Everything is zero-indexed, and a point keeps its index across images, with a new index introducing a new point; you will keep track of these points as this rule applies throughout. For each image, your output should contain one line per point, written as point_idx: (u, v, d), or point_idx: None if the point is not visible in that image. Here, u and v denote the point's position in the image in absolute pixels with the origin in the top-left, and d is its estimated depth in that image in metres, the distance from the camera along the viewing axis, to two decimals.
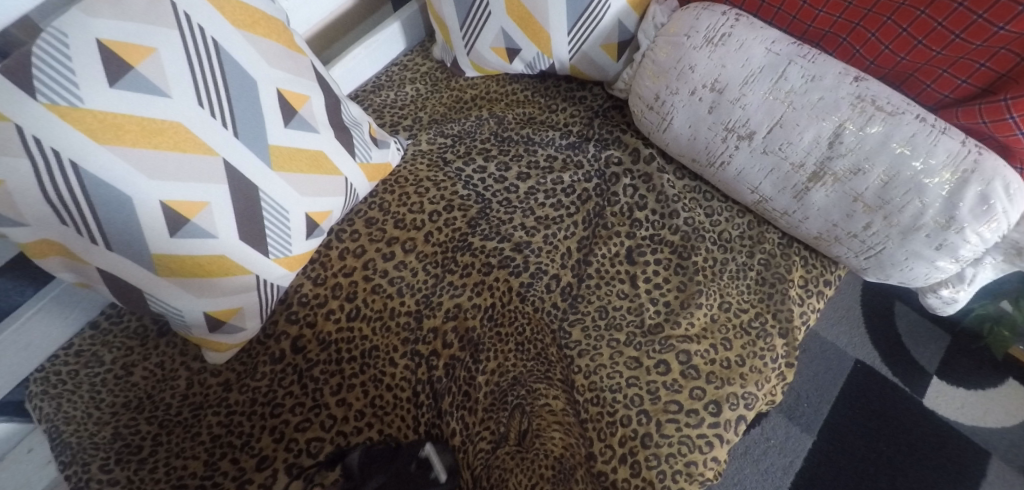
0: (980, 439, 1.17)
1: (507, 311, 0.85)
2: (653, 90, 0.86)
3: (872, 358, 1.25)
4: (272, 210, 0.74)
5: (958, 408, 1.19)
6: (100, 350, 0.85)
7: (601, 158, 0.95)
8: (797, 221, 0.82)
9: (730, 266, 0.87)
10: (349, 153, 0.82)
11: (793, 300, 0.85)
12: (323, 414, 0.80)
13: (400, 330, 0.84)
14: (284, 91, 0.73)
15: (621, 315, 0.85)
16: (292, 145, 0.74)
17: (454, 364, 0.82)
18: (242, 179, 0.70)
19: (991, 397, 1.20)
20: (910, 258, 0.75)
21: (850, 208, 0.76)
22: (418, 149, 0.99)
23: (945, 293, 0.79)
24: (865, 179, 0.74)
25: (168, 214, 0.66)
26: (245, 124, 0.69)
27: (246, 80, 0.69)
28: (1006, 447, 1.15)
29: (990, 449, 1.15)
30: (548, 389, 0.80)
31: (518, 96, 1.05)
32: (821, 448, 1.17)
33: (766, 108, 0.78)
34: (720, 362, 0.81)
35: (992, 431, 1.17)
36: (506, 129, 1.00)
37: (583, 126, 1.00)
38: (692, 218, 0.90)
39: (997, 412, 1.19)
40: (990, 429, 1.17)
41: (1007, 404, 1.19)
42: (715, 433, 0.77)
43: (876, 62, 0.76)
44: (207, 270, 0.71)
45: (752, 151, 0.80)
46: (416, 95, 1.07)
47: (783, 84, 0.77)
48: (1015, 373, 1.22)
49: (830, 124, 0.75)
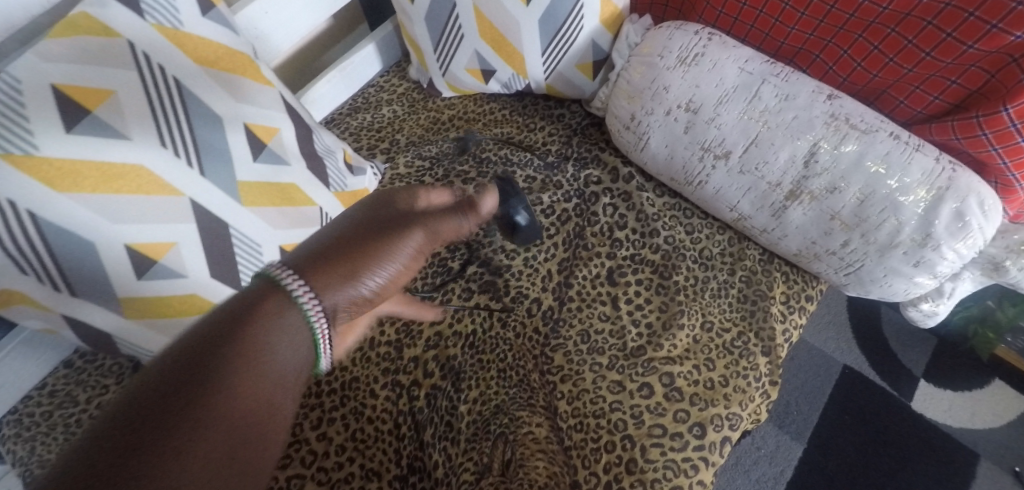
0: (969, 442, 1.16)
1: (488, 338, 0.85)
2: (629, 111, 0.86)
3: (860, 364, 1.24)
4: (243, 245, 0.72)
5: (947, 411, 1.19)
6: (74, 390, 0.83)
7: (580, 178, 0.95)
8: (777, 238, 0.81)
9: (711, 284, 0.87)
10: (323, 182, 0.81)
11: (775, 317, 0.84)
12: (304, 449, 0.78)
13: (380, 360, 0.84)
14: (251, 126, 0.73)
15: (603, 338, 0.84)
16: (261, 179, 0.73)
17: (435, 393, 0.82)
18: (210, 217, 0.69)
19: (980, 399, 1.19)
20: (890, 275, 0.74)
21: (828, 226, 0.75)
22: (395, 173, 0.97)
23: (925, 307, 0.79)
24: (841, 198, 0.73)
25: (134, 257, 0.64)
26: (211, 161, 0.68)
27: (211, 117, 0.69)
28: (995, 449, 1.15)
29: (979, 452, 1.15)
30: (530, 417, 0.78)
31: (496, 115, 1.05)
32: (811, 456, 1.16)
33: (740, 128, 0.77)
34: (703, 383, 0.81)
35: (981, 433, 1.16)
36: (484, 150, 0.99)
37: (561, 144, 0.99)
38: (672, 237, 0.89)
39: (986, 414, 1.18)
40: (979, 431, 1.17)
41: (996, 405, 1.18)
42: (701, 456, 0.77)
43: (849, 79, 0.76)
44: (178, 310, 0.69)
45: (728, 171, 0.80)
46: (393, 117, 1.07)
47: (756, 103, 0.76)
48: (1003, 374, 1.21)
49: (805, 143, 0.74)
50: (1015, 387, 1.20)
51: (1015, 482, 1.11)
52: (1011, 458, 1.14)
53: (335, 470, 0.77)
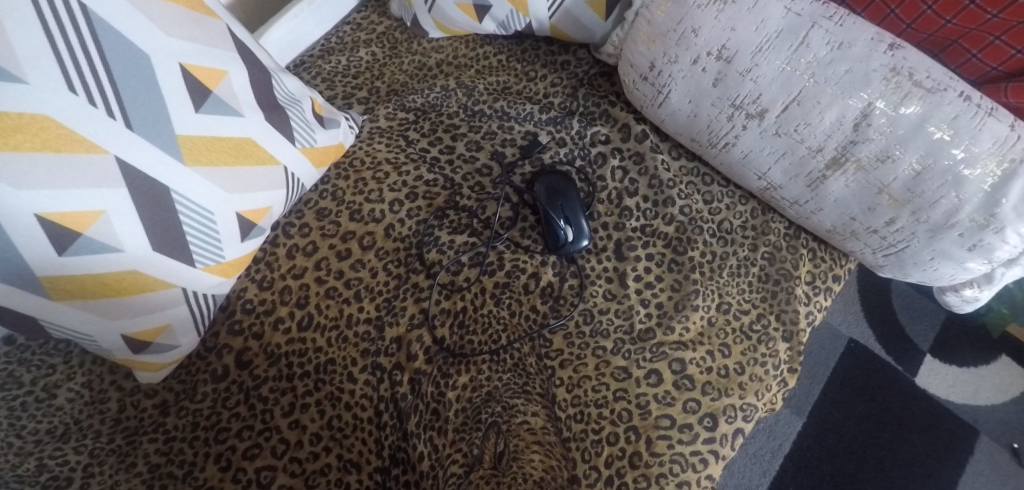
0: (970, 418, 1.10)
1: (479, 316, 0.76)
2: (649, 58, 0.74)
3: (868, 338, 1.16)
4: (193, 214, 0.64)
5: (949, 386, 1.13)
6: (16, 370, 0.74)
7: (587, 136, 0.84)
8: (809, 212, 0.72)
9: (730, 261, 0.78)
10: (286, 136, 0.72)
11: (799, 299, 0.76)
12: (274, 438, 0.70)
13: (359, 341, 0.75)
14: (187, 66, 0.62)
15: (608, 319, 0.76)
16: (207, 132, 0.64)
17: (420, 378, 0.73)
18: (146, 180, 0.60)
19: (983, 375, 1.13)
20: (938, 258, 0.66)
21: (873, 200, 0.66)
22: (376, 125, 0.87)
23: (967, 293, 0.71)
24: (893, 169, 0.63)
25: (49, 228, 0.55)
26: (139, 112, 0.58)
27: (135, 56, 0.58)
28: (995, 426, 1.10)
29: (979, 428, 1.09)
30: (526, 405, 0.71)
31: (491, 61, 0.93)
32: (812, 430, 1.09)
33: (781, 82, 0.66)
34: (717, 371, 0.73)
35: (982, 409, 1.11)
36: (477, 101, 0.88)
37: (565, 97, 0.89)
38: (689, 207, 0.80)
39: (988, 390, 1.12)
40: (980, 407, 1.11)
41: (999, 382, 1.13)
42: (710, 450, 0.69)
43: (915, 26, 0.64)
44: (115, 288, 0.62)
45: (761, 132, 0.69)
46: (372, 60, 0.95)
47: (803, 52, 0.65)
48: (1009, 350, 1.15)
49: (857, 102, 0.63)
50: (1019, 364, 1.14)
51: (1011, 458, 1.07)
52: (1011, 434, 1.09)
53: (310, 462, 0.70)
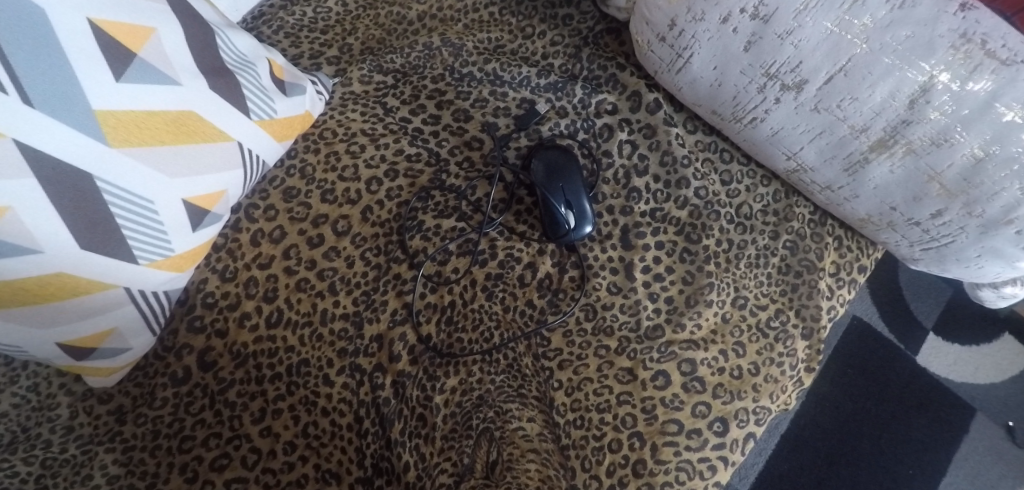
0: (972, 396, 1.07)
1: (470, 312, 0.69)
2: (668, 14, 0.63)
3: (871, 314, 1.11)
4: (128, 204, 0.55)
5: (951, 365, 1.08)
6: None
7: (591, 105, 0.76)
8: (843, 198, 0.65)
9: (749, 251, 0.71)
10: (239, 107, 0.62)
11: (822, 294, 0.70)
12: (245, 447, 0.63)
13: (336, 340, 0.67)
14: (100, 23, 0.51)
15: (613, 315, 0.69)
16: (137, 107, 0.53)
17: (403, 381, 0.66)
18: (62, 168, 0.50)
19: (989, 352, 1.09)
20: (986, 255, 0.59)
21: (920, 189, 0.58)
22: (349, 90, 0.77)
23: (1006, 290, 0.64)
24: (949, 154, 0.54)
25: None
26: (43, 84, 0.48)
27: (30, 14, 0.46)
28: (996, 404, 1.06)
29: (979, 407, 1.06)
30: (522, 410, 0.64)
31: (482, 14, 0.84)
32: (812, 409, 1.04)
33: (827, 48, 0.56)
34: (730, 371, 0.66)
35: (984, 387, 1.07)
36: (465, 62, 0.79)
37: (567, 57, 0.79)
38: (704, 188, 0.72)
39: (988, 369, 1.08)
40: (980, 386, 1.07)
41: (1000, 360, 1.09)
42: (719, 456, 0.63)
43: None
44: (39, 293, 0.53)
45: (797, 107, 0.60)
46: (343, 13, 0.85)
47: (857, 12, 0.54)
48: (1014, 327, 1.11)
49: (916, 75, 0.53)
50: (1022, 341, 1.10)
51: (1008, 437, 1.04)
52: (1016, 412, 1.06)
53: (284, 472, 0.63)
